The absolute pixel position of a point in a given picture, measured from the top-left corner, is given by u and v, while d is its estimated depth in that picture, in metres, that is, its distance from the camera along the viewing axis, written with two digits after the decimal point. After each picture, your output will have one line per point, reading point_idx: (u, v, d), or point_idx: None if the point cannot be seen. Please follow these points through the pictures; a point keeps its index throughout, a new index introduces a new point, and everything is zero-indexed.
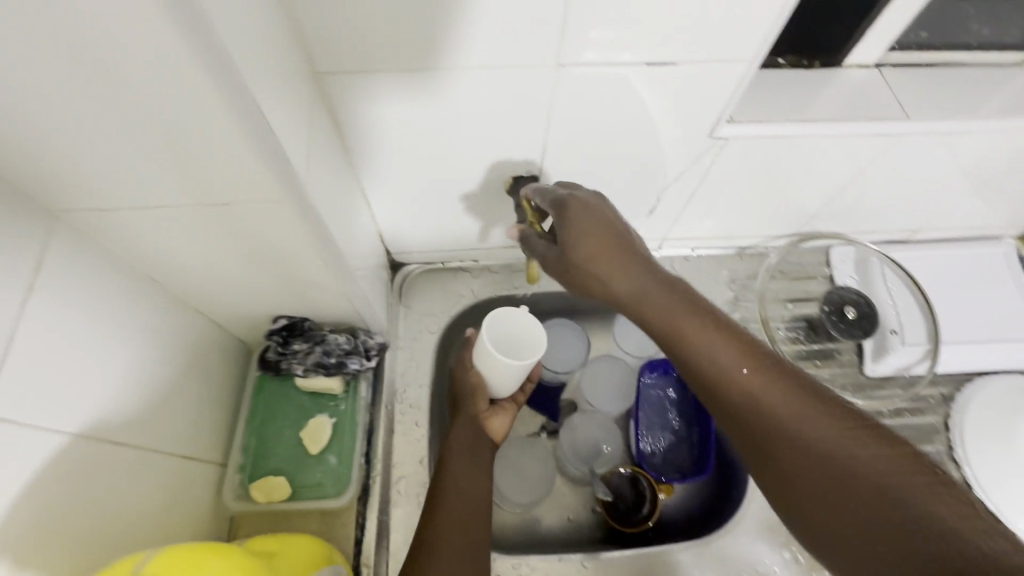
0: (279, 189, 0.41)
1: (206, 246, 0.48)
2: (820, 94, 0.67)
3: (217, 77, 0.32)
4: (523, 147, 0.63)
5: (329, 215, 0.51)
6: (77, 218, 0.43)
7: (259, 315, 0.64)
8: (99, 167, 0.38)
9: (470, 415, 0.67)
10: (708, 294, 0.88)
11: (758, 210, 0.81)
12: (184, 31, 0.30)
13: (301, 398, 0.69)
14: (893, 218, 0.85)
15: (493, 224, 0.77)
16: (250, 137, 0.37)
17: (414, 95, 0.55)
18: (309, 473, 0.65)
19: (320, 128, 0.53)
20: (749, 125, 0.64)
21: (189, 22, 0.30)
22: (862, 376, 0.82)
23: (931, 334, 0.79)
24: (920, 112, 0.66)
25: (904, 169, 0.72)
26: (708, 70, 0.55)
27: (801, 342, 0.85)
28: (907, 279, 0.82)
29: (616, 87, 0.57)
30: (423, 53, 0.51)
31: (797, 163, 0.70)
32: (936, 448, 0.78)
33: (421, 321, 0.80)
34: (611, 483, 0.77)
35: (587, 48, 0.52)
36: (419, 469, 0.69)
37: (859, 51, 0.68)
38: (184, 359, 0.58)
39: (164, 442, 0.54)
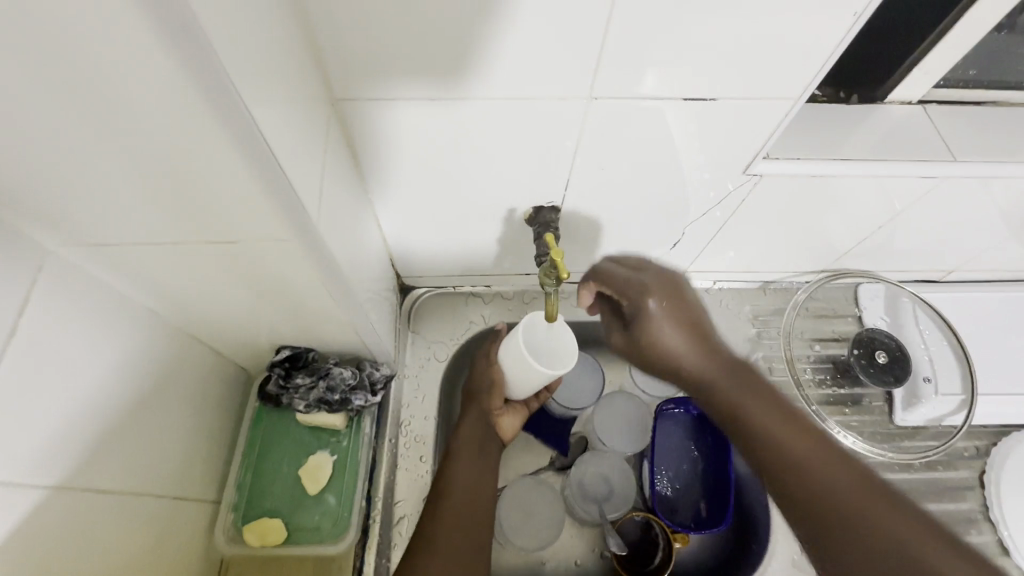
0: (286, 224, 0.39)
1: (208, 278, 0.45)
2: (860, 131, 0.64)
3: (222, 113, 0.30)
4: (548, 177, 0.60)
5: (339, 247, 0.48)
6: (72, 253, 0.41)
7: (261, 343, 0.60)
8: (95, 203, 0.35)
9: (480, 411, 0.67)
10: (731, 330, 0.83)
11: (788, 248, 0.77)
12: (185, 65, 0.27)
13: (302, 433, 0.66)
14: (934, 258, 0.79)
15: (510, 252, 0.73)
16: (256, 174, 0.34)
17: (437, 122, 0.52)
18: (307, 515, 0.63)
19: (334, 155, 0.50)
20: (787, 164, 0.61)
21: (194, 59, 0.27)
22: (892, 426, 0.78)
23: (966, 385, 0.76)
24: (969, 154, 0.62)
25: (946, 213, 0.69)
26: (749, 106, 0.53)
27: (829, 385, 0.80)
28: (940, 322, 0.78)
29: (651, 121, 0.54)
30: (446, 79, 0.48)
31: (835, 202, 0.66)
32: (971, 506, 0.75)
33: (429, 349, 0.76)
34: (623, 529, 0.72)
35: (620, 80, 0.49)
36: (422, 509, 0.66)
37: (904, 86, 0.64)
38: (179, 391, 0.55)
39: (150, 481, 0.51)
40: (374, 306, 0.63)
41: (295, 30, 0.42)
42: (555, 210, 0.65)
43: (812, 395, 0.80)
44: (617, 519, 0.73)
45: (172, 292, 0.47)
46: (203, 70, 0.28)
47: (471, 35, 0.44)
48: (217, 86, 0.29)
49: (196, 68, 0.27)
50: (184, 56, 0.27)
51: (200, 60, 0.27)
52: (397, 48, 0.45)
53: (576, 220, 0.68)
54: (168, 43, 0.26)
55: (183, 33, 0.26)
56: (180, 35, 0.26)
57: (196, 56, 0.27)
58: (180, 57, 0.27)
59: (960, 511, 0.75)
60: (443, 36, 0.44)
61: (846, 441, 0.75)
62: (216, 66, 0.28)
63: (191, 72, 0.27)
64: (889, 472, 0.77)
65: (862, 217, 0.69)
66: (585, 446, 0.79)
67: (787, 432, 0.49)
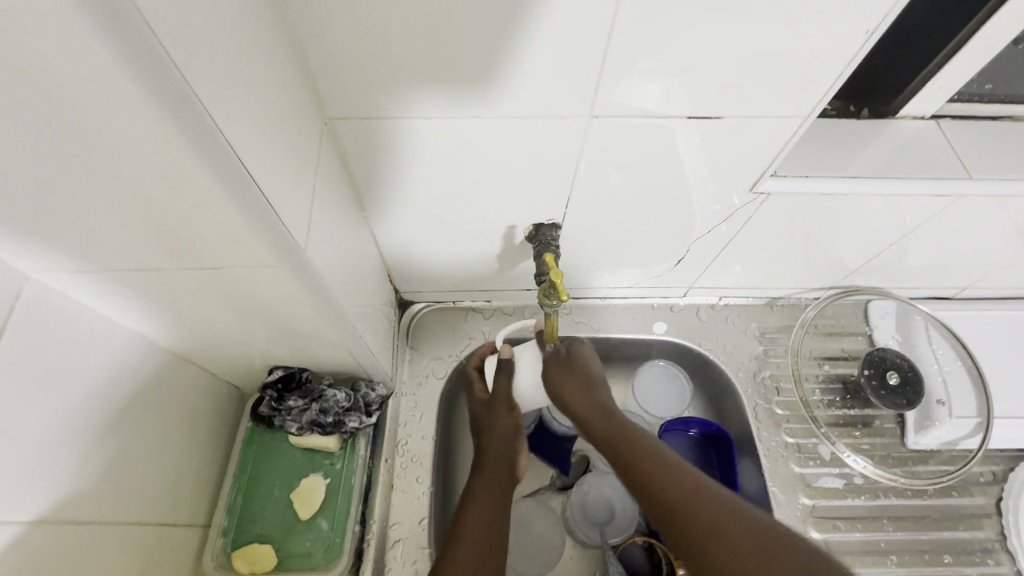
0: (267, 243, 0.38)
1: (194, 297, 0.45)
2: (870, 147, 0.62)
3: (186, 129, 0.30)
4: (548, 194, 0.59)
5: (327, 267, 0.47)
6: (52, 275, 0.40)
7: (252, 361, 0.59)
8: (74, 223, 0.35)
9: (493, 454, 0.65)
10: (737, 347, 0.81)
11: (795, 265, 0.75)
12: (142, 83, 0.27)
13: (295, 455, 0.65)
14: (949, 275, 0.76)
15: (510, 268, 0.72)
16: (230, 190, 0.34)
17: (431, 138, 0.51)
18: (298, 541, 0.61)
19: (326, 174, 0.49)
20: (795, 181, 0.59)
21: (153, 78, 0.27)
22: (904, 449, 0.76)
23: (981, 408, 0.73)
24: (985, 171, 0.60)
25: (960, 232, 0.66)
26: (755, 124, 0.51)
27: (838, 407, 0.78)
28: (953, 341, 0.76)
29: (652, 137, 0.52)
30: (440, 97, 0.47)
31: (844, 222, 0.64)
32: (987, 535, 0.73)
33: (426, 366, 0.75)
34: (626, 554, 0.69)
35: (622, 96, 0.48)
36: (417, 531, 0.64)
37: (917, 102, 0.62)
38: (168, 408, 0.54)
39: (131, 505, 0.50)
40: (369, 323, 0.61)
41: (283, 49, 0.41)
42: (555, 227, 0.63)
43: (822, 417, 0.77)
44: (618, 544, 0.70)
45: (159, 309, 0.46)
46: (164, 87, 0.28)
47: (463, 53, 0.43)
48: (179, 103, 0.29)
49: (155, 84, 0.27)
50: (141, 73, 0.27)
51: (158, 76, 0.27)
52: (391, 66, 0.44)
53: (577, 238, 0.67)
54: (123, 62, 0.26)
55: (139, 50, 0.26)
56: (137, 52, 0.26)
57: (155, 72, 0.27)
58: (137, 75, 0.27)
59: (976, 540, 0.72)
60: (436, 55, 0.43)
61: (856, 465, 0.73)
62: (177, 82, 0.28)
63: (151, 89, 0.27)
64: (901, 498, 0.74)
65: (872, 236, 0.67)
66: (587, 465, 0.77)
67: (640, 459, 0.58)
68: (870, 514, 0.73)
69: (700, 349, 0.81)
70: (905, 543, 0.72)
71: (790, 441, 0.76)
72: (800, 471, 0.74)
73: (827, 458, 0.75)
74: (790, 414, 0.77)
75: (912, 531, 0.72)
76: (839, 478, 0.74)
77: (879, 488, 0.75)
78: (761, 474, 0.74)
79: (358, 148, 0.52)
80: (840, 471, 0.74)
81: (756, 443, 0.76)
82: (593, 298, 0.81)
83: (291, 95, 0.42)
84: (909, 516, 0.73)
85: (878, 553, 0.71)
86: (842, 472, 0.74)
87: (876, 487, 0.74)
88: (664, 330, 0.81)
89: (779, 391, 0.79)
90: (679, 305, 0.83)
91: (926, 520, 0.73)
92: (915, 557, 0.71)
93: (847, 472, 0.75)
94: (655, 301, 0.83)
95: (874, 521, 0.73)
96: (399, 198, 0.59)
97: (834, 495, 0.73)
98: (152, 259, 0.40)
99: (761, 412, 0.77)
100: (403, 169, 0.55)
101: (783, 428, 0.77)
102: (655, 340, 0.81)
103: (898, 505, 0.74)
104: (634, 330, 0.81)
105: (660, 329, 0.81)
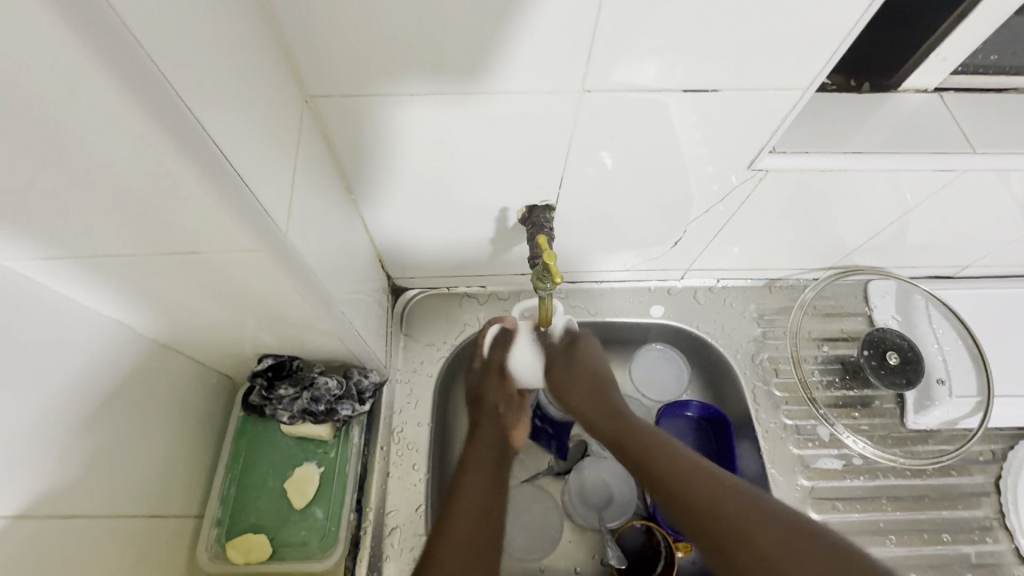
0: (248, 229, 0.37)
1: (174, 284, 0.43)
2: (871, 122, 0.60)
3: (155, 114, 0.28)
4: (540, 175, 0.57)
5: (312, 253, 0.46)
6: (24, 265, 0.39)
7: (240, 350, 0.58)
8: (42, 209, 0.34)
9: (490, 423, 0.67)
10: (735, 329, 0.80)
11: (794, 245, 0.73)
12: (105, 65, 0.25)
13: (288, 444, 0.65)
14: (950, 253, 0.75)
15: (504, 251, 0.70)
16: (206, 174, 0.32)
17: (418, 118, 0.49)
18: (293, 530, 0.61)
19: (308, 154, 0.47)
20: (794, 157, 0.57)
21: (118, 58, 0.26)
22: (903, 430, 0.75)
23: (982, 386, 0.73)
24: (989, 145, 0.59)
25: (963, 208, 0.65)
26: (752, 98, 0.49)
27: (837, 388, 0.77)
28: (956, 319, 0.75)
29: (651, 117, 0.51)
30: (425, 75, 0.45)
31: (843, 199, 0.63)
32: (986, 513, 0.73)
33: (420, 353, 0.74)
34: (624, 538, 0.68)
35: (614, 70, 0.46)
36: (413, 518, 0.64)
37: (920, 74, 0.60)
38: (155, 400, 0.53)
39: (117, 500, 0.49)
40: (360, 309, 0.60)
41: (259, 25, 0.39)
42: (550, 209, 0.62)
43: (820, 398, 0.76)
44: (617, 528, 0.70)
45: (139, 298, 0.45)
46: (131, 70, 0.26)
47: (449, 30, 0.42)
48: (148, 86, 0.27)
49: (120, 66, 0.26)
50: (94, 46, 0.25)
51: (125, 58, 0.26)
52: (375, 42, 0.42)
53: (571, 220, 0.65)
54: (83, 42, 0.24)
55: (102, 30, 0.25)
56: (99, 31, 0.25)
57: (120, 54, 0.26)
58: (99, 55, 0.25)
59: (974, 518, 0.72)
60: (419, 29, 0.41)
61: (855, 446, 0.72)
62: (136, 53, 0.26)
63: (117, 72, 0.26)
64: (900, 479, 0.74)
65: (873, 214, 0.66)
66: (585, 449, 0.75)
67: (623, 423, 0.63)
68: (868, 494, 0.73)
69: (697, 332, 0.80)
70: (904, 523, 0.71)
71: (789, 422, 0.75)
72: (799, 452, 0.74)
73: (826, 439, 0.75)
74: (788, 395, 0.77)
75: (911, 510, 0.72)
76: (837, 459, 0.74)
77: (878, 468, 0.74)
78: (759, 456, 0.73)
79: (343, 129, 0.50)
80: (838, 452, 0.74)
81: (754, 426, 0.75)
82: (589, 281, 0.80)
83: (269, 72, 0.40)
84: (908, 496, 0.73)
85: (876, 532, 0.71)
86: (841, 453, 0.74)
87: (876, 468, 0.74)
88: (660, 313, 0.80)
89: (777, 373, 0.78)
90: (677, 287, 0.82)
91: (925, 500, 0.73)
92: (914, 537, 0.71)
93: (846, 453, 0.74)
94: (652, 284, 0.81)
95: (873, 501, 0.72)
96: (387, 180, 0.57)
97: (832, 476, 0.73)
98: (128, 247, 0.38)
99: (759, 394, 0.77)
100: (390, 149, 0.53)
101: (781, 410, 0.76)
102: (652, 323, 0.80)
103: (897, 485, 0.73)
104: (630, 314, 0.80)
105: (657, 312, 0.80)
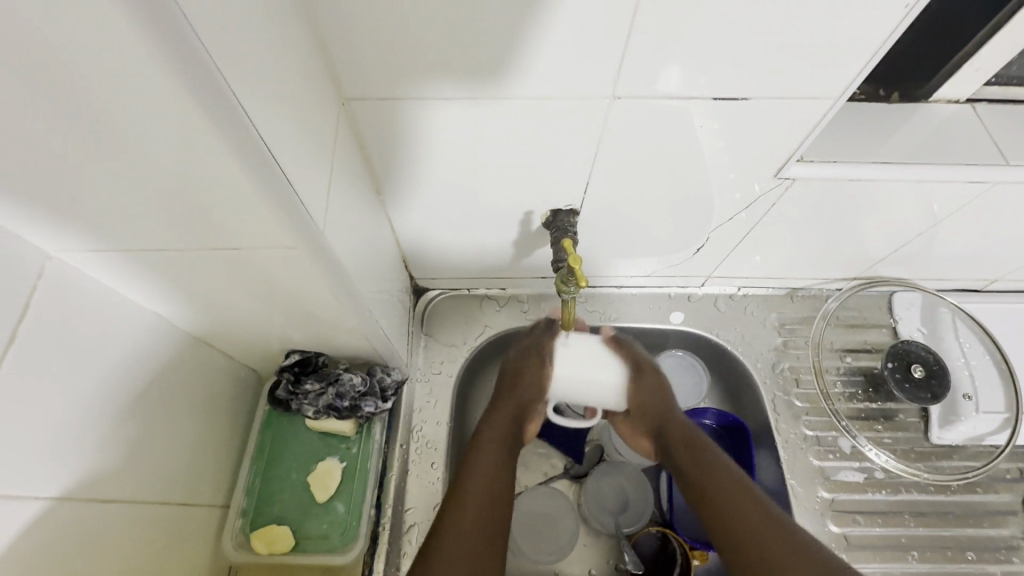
0: (286, 226, 0.38)
1: (211, 278, 0.45)
2: (901, 133, 0.60)
3: (212, 116, 0.30)
4: (567, 181, 0.58)
5: (343, 248, 0.47)
6: (74, 254, 0.41)
7: (268, 345, 0.59)
8: (98, 202, 0.35)
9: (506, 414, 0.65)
10: (756, 338, 0.80)
11: (819, 255, 0.73)
12: (171, 69, 0.27)
13: (310, 438, 0.66)
14: (979, 266, 0.74)
15: (526, 255, 0.71)
16: (253, 173, 0.34)
17: (448, 120, 0.50)
18: (314, 523, 0.62)
19: (342, 156, 0.48)
20: (823, 166, 0.57)
21: (182, 61, 0.27)
22: (927, 444, 0.74)
23: (1010, 403, 0.72)
24: (1022, 157, 0.58)
25: (996, 221, 0.64)
26: (782, 106, 0.50)
27: (860, 400, 0.76)
28: (984, 334, 0.74)
29: (680, 125, 0.51)
30: (459, 80, 0.46)
31: (869, 209, 0.62)
32: (1012, 532, 0.71)
33: (441, 353, 0.75)
34: (640, 543, 0.68)
35: (645, 76, 0.46)
36: (430, 517, 0.65)
37: (952, 84, 0.60)
38: (186, 391, 0.55)
39: (150, 486, 0.50)
40: (384, 307, 0.61)
41: (301, 28, 0.41)
42: (574, 214, 0.62)
43: (842, 410, 0.75)
44: (632, 533, 0.70)
45: (178, 290, 0.47)
46: (193, 73, 0.28)
47: (484, 36, 0.43)
48: (206, 87, 0.29)
49: (184, 69, 0.27)
50: (162, 49, 0.26)
51: (189, 60, 0.27)
52: (408, 47, 0.43)
53: (594, 225, 0.66)
54: (156, 48, 0.26)
55: (169, 31, 0.26)
56: (166, 34, 0.26)
57: (185, 59, 0.27)
58: (165, 58, 0.26)
59: (1000, 537, 0.71)
60: (453, 34, 0.42)
61: (878, 458, 0.72)
62: (199, 57, 0.28)
63: (181, 76, 0.27)
64: (921, 494, 0.73)
65: (900, 225, 0.65)
66: (601, 454, 0.76)
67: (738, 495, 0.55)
68: (890, 508, 0.72)
69: (717, 339, 0.79)
70: (927, 539, 0.70)
71: (810, 433, 0.75)
72: (820, 464, 0.73)
73: (847, 452, 0.74)
74: (809, 406, 0.76)
75: (934, 527, 0.71)
76: (859, 472, 0.73)
77: (901, 482, 0.73)
78: (779, 466, 0.73)
79: (375, 131, 0.52)
80: (860, 465, 0.73)
81: (773, 435, 0.74)
82: (610, 286, 0.80)
83: (309, 74, 0.42)
84: (931, 512, 0.72)
85: (897, 548, 0.70)
86: (863, 466, 0.73)
87: (897, 481, 0.73)
88: (680, 320, 0.80)
89: (798, 383, 0.77)
90: (697, 294, 0.81)
91: (949, 517, 0.72)
92: (936, 553, 0.69)
93: (868, 466, 0.73)
94: (672, 291, 0.81)
95: (895, 516, 0.71)
96: (414, 181, 0.58)
97: (853, 490, 0.72)
98: (174, 242, 0.40)
99: (779, 404, 0.76)
100: (419, 150, 0.54)
101: (802, 420, 0.75)
102: (672, 329, 0.80)
103: (920, 501, 0.72)
104: (649, 320, 0.80)
105: (676, 319, 0.80)
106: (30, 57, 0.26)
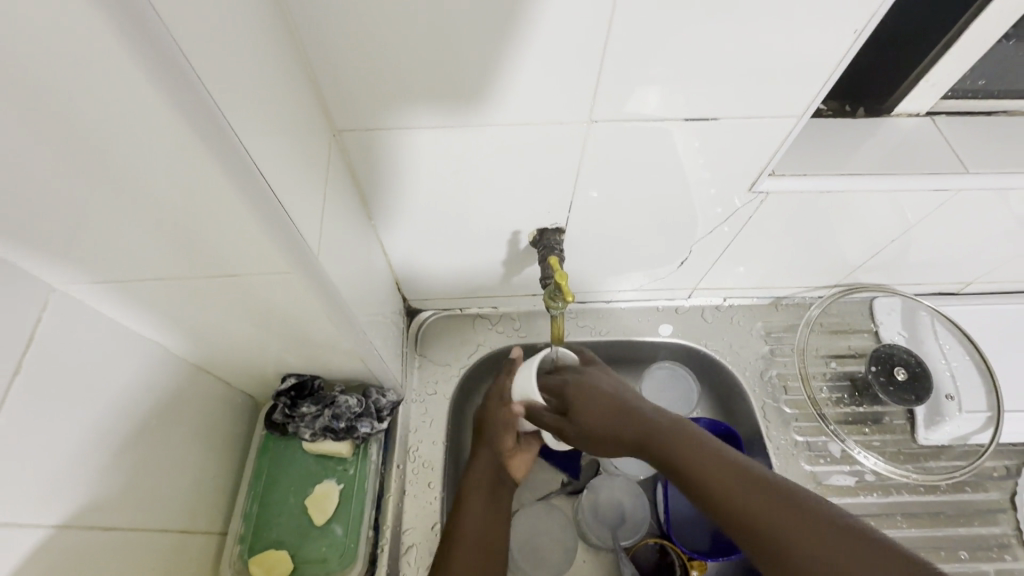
0: (284, 252, 0.40)
1: (208, 305, 0.46)
2: (868, 145, 0.63)
3: (215, 152, 0.32)
4: (552, 201, 0.60)
5: (338, 272, 0.49)
6: (77, 286, 0.42)
7: (265, 369, 0.60)
8: (101, 235, 0.37)
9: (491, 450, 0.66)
10: (743, 347, 0.81)
11: (799, 264, 0.75)
12: (173, 104, 0.29)
13: (306, 462, 0.66)
14: (953, 270, 0.76)
15: (515, 273, 0.73)
16: (253, 203, 0.36)
17: (434, 146, 0.52)
18: (311, 547, 0.62)
19: (334, 184, 0.50)
20: (796, 179, 0.60)
21: (187, 102, 0.29)
22: (915, 445, 0.76)
23: (991, 401, 0.74)
24: (981, 165, 0.61)
25: (962, 226, 0.67)
26: (751, 124, 0.52)
27: (847, 405, 0.78)
28: (962, 336, 0.76)
29: (657, 145, 0.54)
30: (444, 109, 0.49)
31: (842, 219, 0.65)
32: (1003, 530, 0.72)
33: (435, 372, 0.76)
34: (638, 556, 0.69)
35: (619, 101, 0.49)
36: (429, 536, 0.65)
37: (912, 100, 0.63)
38: (186, 417, 0.56)
39: (151, 513, 0.51)
40: (379, 329, 0.63)
41: (293, 65, 0.43)
42: (560, 232, 0.64)
43: (831, 416, 0.77)
44: (631, 546, 0.70)
45: (175, 318, 0.48)
46: (193, 108, 0.30)
47: (468, 69, 0.45)
48: (208, 126, 0.31)
49: (190, 109, 0.30)
50: (170, 92, 0.28)
51: (192, 101, 0.30)
52: (395, 79, 0.46)
53: (579, 243, 0.68)
54: (159, 85, 0.28)
55: (175, 77, 0.28)
56: (173, 78, 0.28)
57: (185, 96, 0.29)
58: (172, 99, 0.29)
59: (992, 535, 0.72)
60: (437, 64, 0.45)
61: (866, 461, 0.72)
62: (201, 99, 0.30)
63: (181, 110, 0.29)
64: (912, 495, 0.74)
65: (872, 234, 0.68)
66: (596, 468, 0.77)
67: (775, 512, 0.47)
68: (882, 510, 0.73)
69: (706, 349, 0.81)
70: (920, 540, 0.71)
71: (800, 439, 0.76)
72: (812, 469, 0.74)
73: (838, 456, 0.75)
74: (798, 412, 0.77)
75: (926, 527, 0.72)
76: (850, 475, 0.74)
77: (892, 484, 0.74)
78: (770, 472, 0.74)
79: (365, 159, 0.54)
80: (851, 468, 0.74)
81: (765, 443, 0.76)
82: (599, 302, 0.82)
83: (301, 108, 0.44)
84: (923, 512, 0.73)
85: None
86: (853, 469, 0.74)
87: (888, 484, 0.74)
88: (669, 332, 0.82)
89: (786, 390, 0.79)
90: (684, 306, 0.84)
91: (940, 516, 0.73)
92: (930, 553, 0.70)
93: (858, 469, 0.74)
94: (660, 305, 0.83)
95: (888, 518, 0.72)
96: (404, 205, 0.60)
97: (845, 493, 0.73)
98: (173, 270, 0.42)
99: (769, 411, 0.78)
100: (408, 176, 0.56)
101: (792, 426, 0.77)
102: (662, 341, 0.82)
103: (912, 503, 0.73)
104: (638, 333, 0.82)
105: (665, 331, 0.82)
106: (47, 103, 0.28)
